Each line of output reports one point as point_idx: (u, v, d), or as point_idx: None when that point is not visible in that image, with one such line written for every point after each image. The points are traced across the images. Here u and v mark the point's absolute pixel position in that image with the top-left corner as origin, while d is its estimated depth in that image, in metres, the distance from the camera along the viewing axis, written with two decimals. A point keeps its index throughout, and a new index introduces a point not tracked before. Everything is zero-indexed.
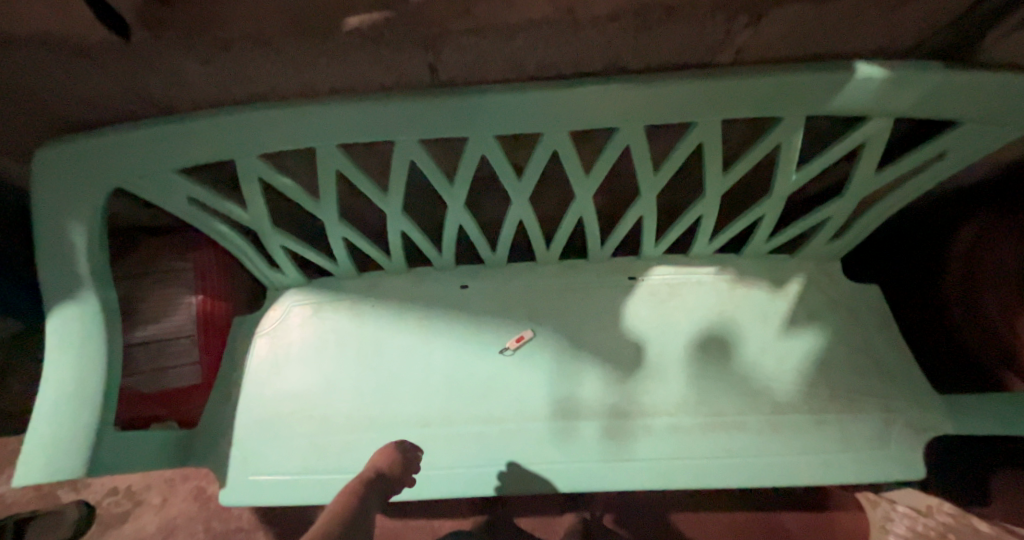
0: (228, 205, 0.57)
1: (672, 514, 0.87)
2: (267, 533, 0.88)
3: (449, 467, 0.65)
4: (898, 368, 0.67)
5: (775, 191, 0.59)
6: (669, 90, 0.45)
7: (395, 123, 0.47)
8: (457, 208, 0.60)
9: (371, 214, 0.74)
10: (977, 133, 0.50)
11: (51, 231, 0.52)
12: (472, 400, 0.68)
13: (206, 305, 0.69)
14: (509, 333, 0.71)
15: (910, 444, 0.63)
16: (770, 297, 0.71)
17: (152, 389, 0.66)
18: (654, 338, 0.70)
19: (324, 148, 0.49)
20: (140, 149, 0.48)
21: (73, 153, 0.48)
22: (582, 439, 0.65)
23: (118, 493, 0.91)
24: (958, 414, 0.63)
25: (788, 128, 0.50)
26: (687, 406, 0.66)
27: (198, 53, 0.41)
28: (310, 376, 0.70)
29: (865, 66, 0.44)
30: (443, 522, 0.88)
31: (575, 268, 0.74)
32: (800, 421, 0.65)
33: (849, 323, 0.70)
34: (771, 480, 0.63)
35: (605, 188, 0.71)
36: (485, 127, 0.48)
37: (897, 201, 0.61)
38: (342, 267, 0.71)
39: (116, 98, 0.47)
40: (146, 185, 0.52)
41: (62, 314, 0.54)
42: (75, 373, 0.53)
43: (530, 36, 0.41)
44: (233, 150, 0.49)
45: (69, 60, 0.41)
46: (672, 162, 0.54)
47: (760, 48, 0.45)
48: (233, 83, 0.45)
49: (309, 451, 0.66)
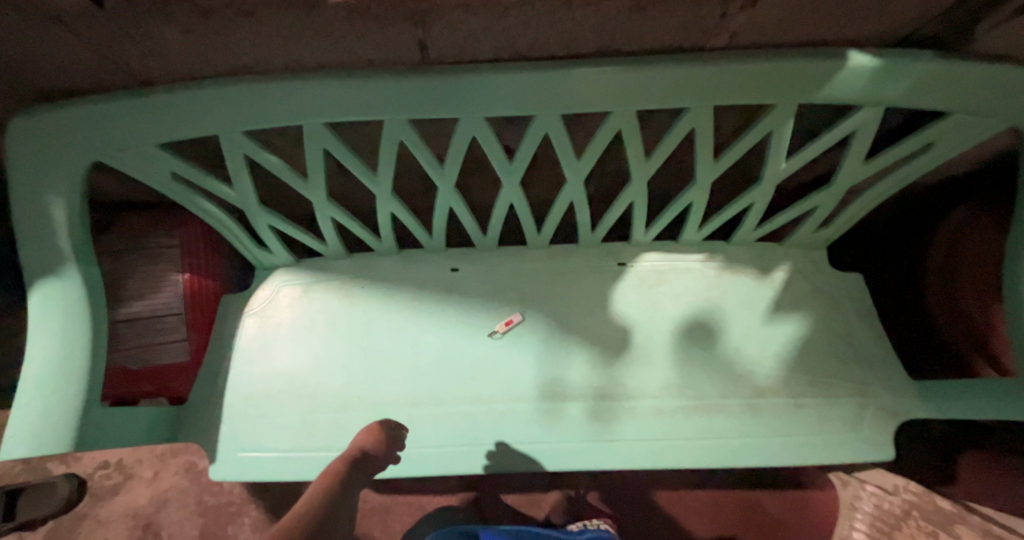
0: (214, 182, 0.56)
1: (655, 493, 0.90)
2: (258, 505, 0.90)
3: (437, 446, 0.66)
4: (877, 355, 0.69)
5: (765, 179, 0.59)
6: (661, 74, 0.44)
7: (383, 101, 0.46)
8: (446, 190, 0.59)
9: (360, 194, 0.73)
10: (966, 124, 0.50)
11: (28, 205, 0.51)
12: (460, 381, 0.69)
13: (192, 283, 0.69)
14: (499, 317, 0.71)
15: (883, 427, 0.66)
16: (757, 284, 0.72)
17: (141, 365, 0.67)
18: (642, 323, 0.71)
19: (311, 126, 0.49)
20: (121, 122, 0.47)
21: (49, 124, 0.47)
22: (568, 420, 0.67)
23: (108, 467, 0.92)
24: (932, 400, 0.65)
25: (780, 115, 0.50)
26: (670, 389, 0.68)
27: (177, 22, 0.39)
28: (298, 356, 0.70)
29: (859, 54, 0.44)
30: (431, 498, 0.90)
31: (566, 252, 0.74)
32: (778, 405, 0.67)
33: (832, 311, 0.71)
34: (749, 460, 0.65)
35: (596, 173, 0.71)
36: (475, 108, 0.47)
37: (882, 192, 0.62)
38: (330, 247, 0.70)
39: (93, 68, 0.45)
40: (125, 159, 0.51)
41: (44, 289, 0.54)
42: (61, 348, 0.53)
43: (522, 14, 0.40)
44: (217, 126, 0.48)
45: (41, 26, 0.40)
46: (663, 148, 0.54)
47: (754, 33, 0.45)
48: (215, 54, 0.44)
49: (301, 429, 0.67)
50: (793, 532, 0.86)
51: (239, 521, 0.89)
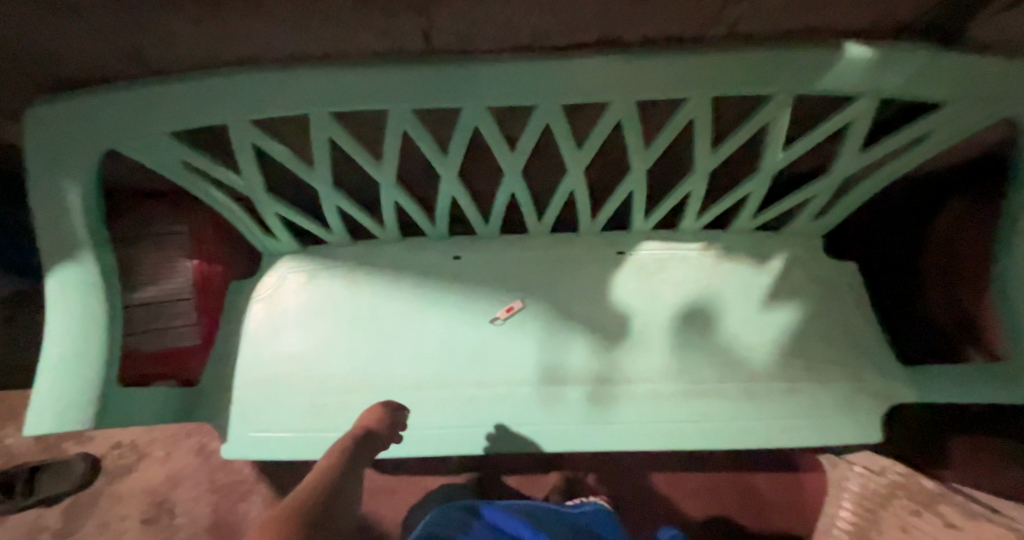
0: (223, 169, 0.57)
1: (652, 475, 0.93)
2: (268, 484, 0.93)
3: (442, 427, 0.68)
4: (869, 342, 0.71)
5: (762, 169, 0.60)
6: (662, 65, 0.45)
7: (388, 91, 0.47)
8: (450, 178, 0.61)
9: (365, 182, 0.74)
10: (960, 115, 0.51)
11: (45, 192, 0.53)
12: (464, 366, 0.71)
13: (202, 269, 0.71)
14: (499, 304, 0.73)
15: (872, 410, 0.68)
16: (754, 273, 0.74)
17: (155, 348, 0.69)
18: (641, 311, 0.72)
19: (318, 115, 0.50)
20: (134, 111, 0.48)
21: (66, 113, 0.48)
22: (568, 403, 0.69)
23: (123, 447, 0.94)
24: (921, 385, 0.67)
25: (777, 106, 0.51)
26: (668, 374, 0.70)
27: (188, 13, 0.40)
28: (306, 341, 0.72)
29: (854, 46, 0.44)
30: (434, 478, 0.93)
31: (566, 240, 0.75)
32: (772, 389, 0.69)
33: (827, 299, 0.73)
34: (743, 442, 0.68)
35: (597, 162, 0.72)
36: (477, 98, 0.48)
37: (878, 182, 0.63)
38: (336, 235, 0.72)
39: (105, 57, 0.46)
40: (137, 147, 0.52)
41: (62, 274, 0.55)
42: (80, 332, 0.55)
43: (524, 6, 0.41)
44: (227, 115, 0.49)
45: (54, 17, 0.40)
46: (663, 137, 0.55)
47: (754, 24, 0.46)
48: (225, 45, 0.45)
49: (310, 410, 0.69)
50: (784, 511, 0.90)
51: (250, 499, 0.92)
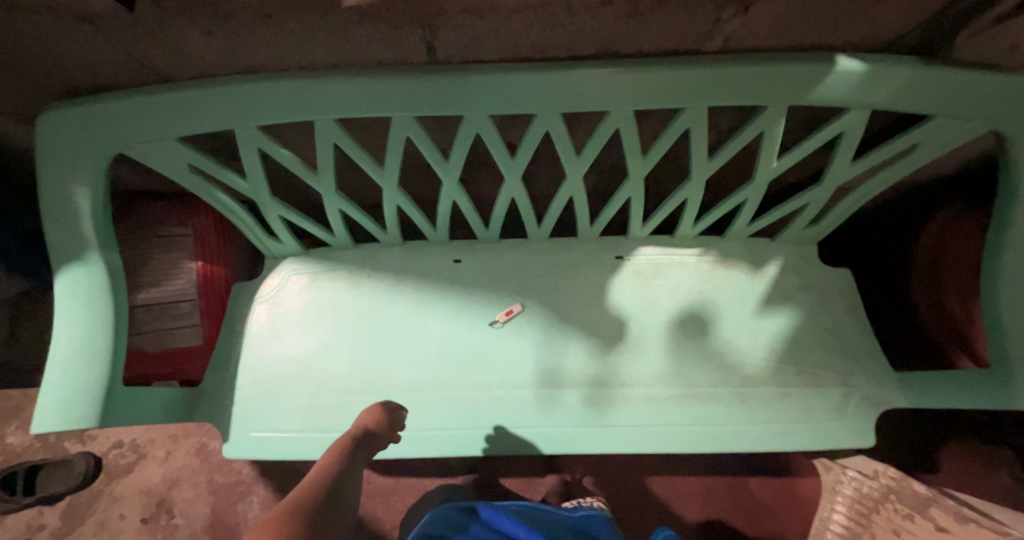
0: (229, 174, 0.58)
1: (649, 479, 0.94)
2: (266, 484, 0.94)
3: (441, 428, 0.69)
4: (861, 347, 0.72)
5: (758, 177, 0.61)
6: (659, 76, 0.46)
7: (391, 99, 0.48)
8: (451, 184, 0.62)
9: (367, 186, 0.76)
10: (948, 127, 0.53)
11: (55, 195, 0.54)
12: (462, 368, 0.72)
13: (205, 271, 0.72)
14: (499, 307, 0.74)
15: (865, 416, 0.69)
16: (749, 279, 0.75)
17: (157, 348, 0.70)
18: (637, 314, 0.73)
19: (322, 121, 0.51)
20: (143, 116, 0.49)
21: (77, 118, 0.49)
22: (565, 406, 0.70)
23: (123, 446, 0.95)
24: (912, 390, 0.68)
25: (771, 116, 0.52)
26: (663, 378, 0.71)
27: (201, 23, 0.41)
28: (307, 342, 0.73)
29: (845, 60, 0.46)
30: (431, 480, 0.94)
31: (565, 245, 0.76)
32: (767, 394, 0.70)
33: (821, 305, 0.74)
34: (738, 445, 0.69)
35: (595, 168, 0.74)
36: (478, 107, 0.49)
37: (871, 191, 0.64)
38: (338, 238, 0.73)
39: (117, 64, 0.47)
40: (146, 151, 0.53)
41: (69, 275, 0.56)
42: (86, 330, 0.56)
43: (525, 18, 0.42)
44: (235, 120, 0.50)
45: (71, 26, 0.42)
46: (659, 146, 0.56)
47: (747, 38, 0.47)
48: (234, 53, 0.46)
49: (309, 411, 0.70)
50: (779, 516, 0.91)
51: (248, 499, 0.93)
